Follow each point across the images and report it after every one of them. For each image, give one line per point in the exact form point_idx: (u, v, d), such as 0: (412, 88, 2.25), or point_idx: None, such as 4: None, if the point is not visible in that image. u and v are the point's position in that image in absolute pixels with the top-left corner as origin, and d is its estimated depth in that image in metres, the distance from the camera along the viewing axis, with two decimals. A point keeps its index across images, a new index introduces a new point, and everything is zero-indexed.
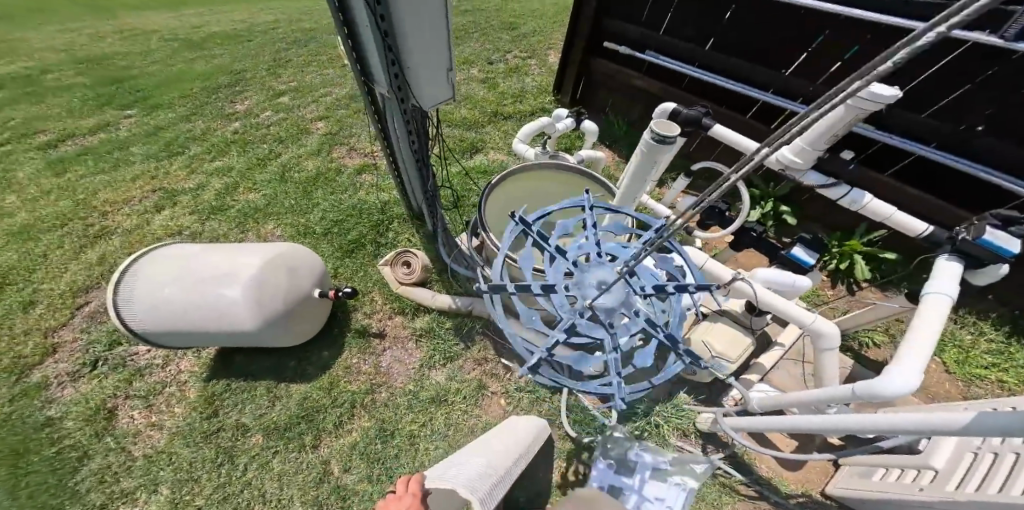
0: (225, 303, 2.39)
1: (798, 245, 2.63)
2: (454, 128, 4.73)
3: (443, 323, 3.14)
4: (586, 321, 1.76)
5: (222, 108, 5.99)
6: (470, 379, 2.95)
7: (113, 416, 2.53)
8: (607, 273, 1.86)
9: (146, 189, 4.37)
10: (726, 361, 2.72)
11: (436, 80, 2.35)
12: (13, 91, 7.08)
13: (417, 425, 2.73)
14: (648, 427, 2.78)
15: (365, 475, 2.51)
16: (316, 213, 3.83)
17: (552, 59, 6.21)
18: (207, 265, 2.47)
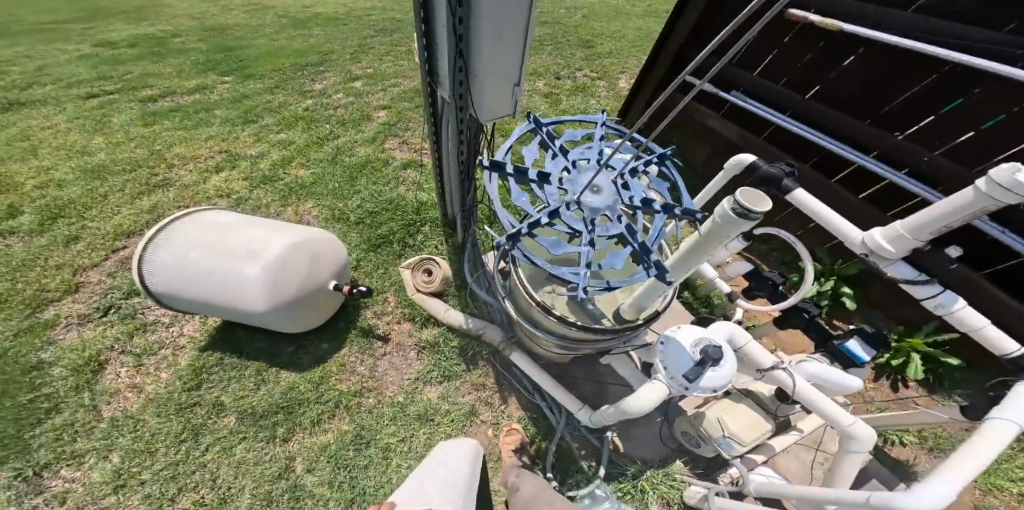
0: (241, 280, 2.35)
1: (855, 337, 2.27)
2: (507, 139, 4.65)
3: (449, 340, 3.00)
4: (569, 213, 1.94)
5: (302, 84, 6.30)
6: (463, 403, 2.79)
7: (100, 370, 2.85)
8: (601, 179, 2.03)
9: (214, 150, 4.64)
10: (735, 443, 2.25)
11: (501, 94, 2.21)
12: (145, 49, 8.08)
13: (396, 438, 2.67)
14: (631, 491, 2.48)
15: (326, 479, 2.53)
16: (355, 200, 3.86)
17: (623, 84, 5.99)
18: (235, 239, 2.45)
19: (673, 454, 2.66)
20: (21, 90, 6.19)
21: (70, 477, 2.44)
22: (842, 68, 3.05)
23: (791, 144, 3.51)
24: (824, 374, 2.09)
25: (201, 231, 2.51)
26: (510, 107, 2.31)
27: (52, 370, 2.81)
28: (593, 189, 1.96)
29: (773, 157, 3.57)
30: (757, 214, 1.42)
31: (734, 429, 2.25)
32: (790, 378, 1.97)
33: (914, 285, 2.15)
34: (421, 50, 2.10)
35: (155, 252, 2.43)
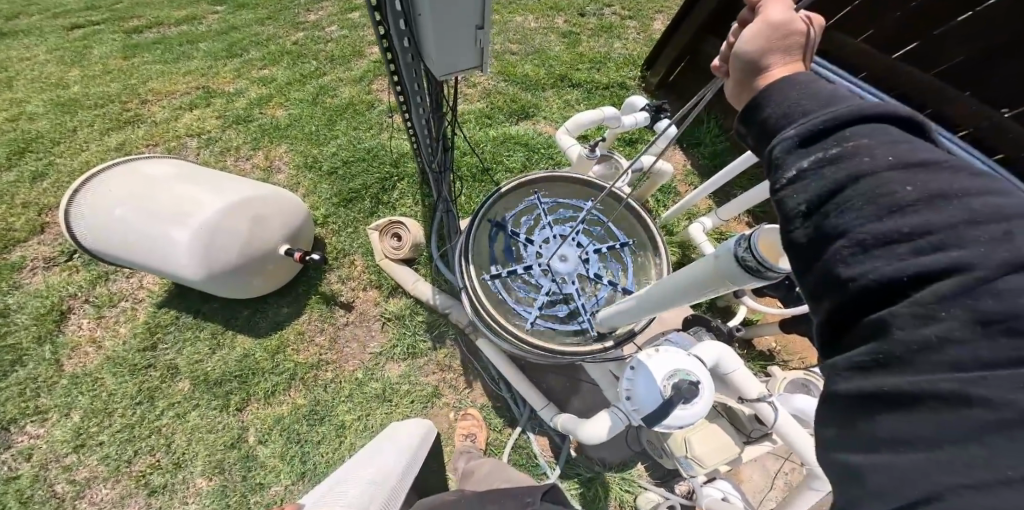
0: (173, 245, 2.11)
1: None
2: (510, 83, 4.03)
3: (416, 314, 2.71)
4: (538, 271, 2.15)
5: (296, 14, 5.64)
6: (425, 384, 2.54)
7: (63, 320, 2.59)
8: (571, 249, 2.18)
9: (191, 85, 4.21)
10: (694, 465, 1.90)
11: (460, 39, 1.63)
12: None
13: (352, 416, 2.45)
14: (588, 493, 2.25)
15: (277, 452, 2.35)
16: (329, 149, 3.45)
17: (656, 24, 5.11)
18: (167, 197, 2.15)
19: (635, 457, 2.35)
20: (8, 20, 5.84)
21: (35, 432, 2.30)
22: (953, 26, 2.25)
23: None
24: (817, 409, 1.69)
25: (126, 184, 2.20)
26: (474, 58, 1.73)
27: (18, 319, 2.57)
28: (562, 255, 2.14)
29: None
30: (775, 273, 0.96)
31: (699, 451, 1.87)
32: (773, 413, 1.60)
33: None
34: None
35: (81, 198, 2.18)
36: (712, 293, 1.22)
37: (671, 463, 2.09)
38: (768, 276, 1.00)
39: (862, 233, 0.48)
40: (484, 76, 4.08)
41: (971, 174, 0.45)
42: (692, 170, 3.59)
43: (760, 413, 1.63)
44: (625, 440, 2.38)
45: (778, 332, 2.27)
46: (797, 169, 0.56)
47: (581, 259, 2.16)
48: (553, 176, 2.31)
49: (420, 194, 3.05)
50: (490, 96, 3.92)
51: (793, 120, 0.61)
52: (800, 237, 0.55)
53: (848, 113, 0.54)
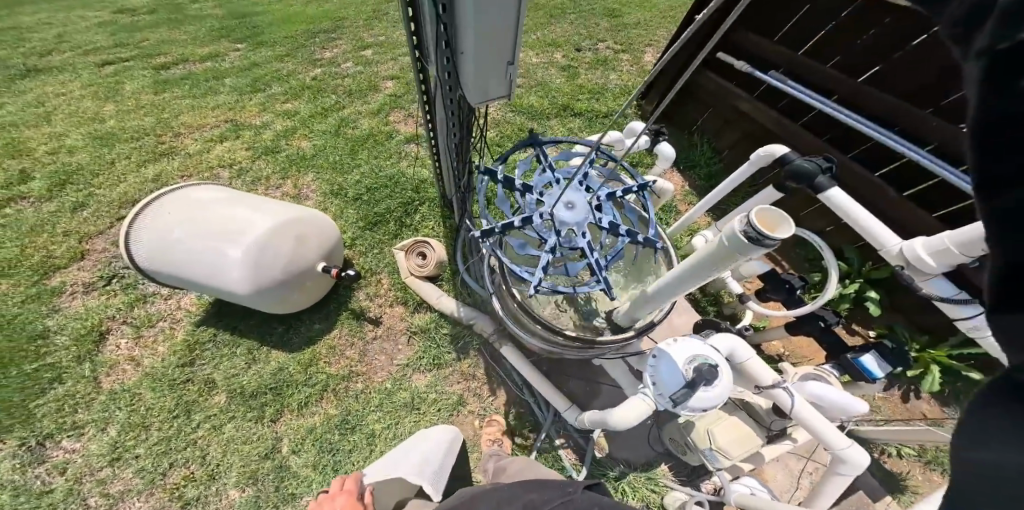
0: (225, 262, 2.32)
1: (871, 351, 2.02)
2: (518, 113, 4.37)
3: (441, 326, 2.90)
4: (542, 223, 1.96)
5: (312, 52, 6.04)
6: (451, 393, 2.70)
7: (101, 340, 2.73)
8: (577, 197, 2.01)
9: (220, 118, 4.52)
10: (719, 457, 2.08)
11: (492, 72, 1.93)
12: (161, 15, 7.83)
13: (381, 425, 2.59)
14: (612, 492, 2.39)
15: (311, 462, 2.47)
16: (353, 177, 3.71)
17: (648, 58, 5.55)
18: (220, 219, 2.37)
19: (659, 457, 2.52)
20: (41, 57, 6.19)
21: (71, 447, 2.39)
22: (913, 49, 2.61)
23: (834, 133, 3.15)
24: (827, 393, 1.91)
25: (181, 209, 2.43)
26: (504, 88, 2.02)
27: (57, 339, 2.70)
28: (568, 202, 1.99)
29: (809, 146, 3.22)
30: (773, 239, 1.21)
31: (721, 442, 2.05)
32: (789, 398, 1.79)
33: (950, 305, 1.85)
34: (407, 21, 1.94)
35: (140, 224, 2.39)
36: (724, 269, 1.42)
37: (694, 458, 2.25)
38: (768, 243, 1.25)
39: None
40: (492, 107, 4.43)
41: None
42: (690, 190, 3.89)
43: (778, 399, 1.82)
44: (649, 441, 2.55)
45: (783, 333, 2.48)
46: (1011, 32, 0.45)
47: (591, 205, 2.00)
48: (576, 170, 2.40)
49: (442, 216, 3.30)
50: (500, 126, 4.26)
51: None
52: None
53: None
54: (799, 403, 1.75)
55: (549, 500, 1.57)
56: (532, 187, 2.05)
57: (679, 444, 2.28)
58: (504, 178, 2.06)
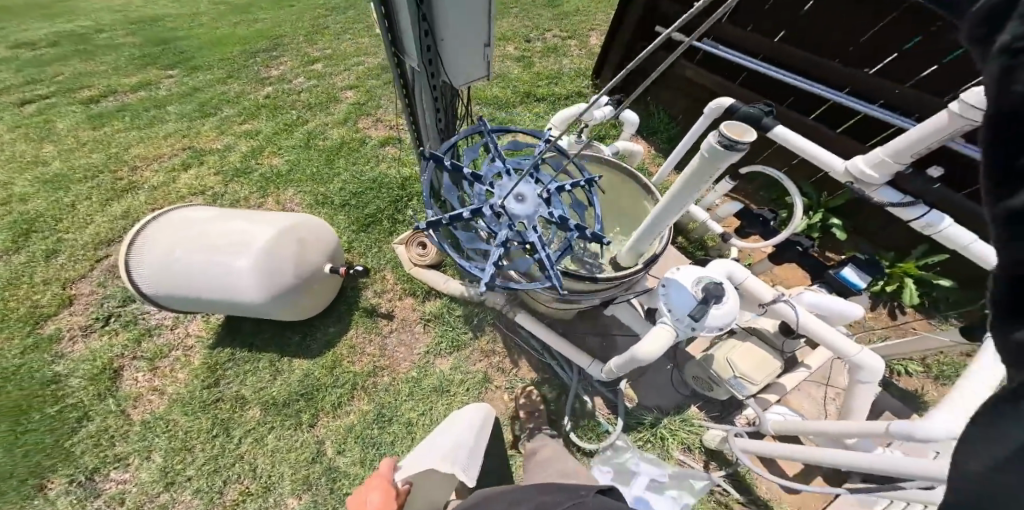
0: (235, 272, 2.36)
1: (849, 265, 2.35)
2: (484, 106, 4.55)
3: (453, 310, 3.05)
4: (491, 214, 1.96)
5: (256, 71, 5.89)
6: (475, 372, 2.84)
7: (117, 377, 2.68)
8: (528, 189, 2.03)
9: (176, 147, 4.38)
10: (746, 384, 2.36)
11: (471, 54, 2.10)
12: (65, 47, 7.14)
13: (416, 413, 2.69)
14: (650, 438, 2.61)
15: (358, 459, 2.53)
16: (334, 186, 3.75)
17: (594, 41, 5.86)
18: (215, 233, 2.40)
19: (687, 400, 2.77)
20: None
21: (122, 478, 2.37)
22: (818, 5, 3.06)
23: (768, 87, 3.56)
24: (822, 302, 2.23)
25: (175, 230, 2.43)
26: (483, 68, 2.19)
27: (71, 382, 2.63)
28: (518, 194, 2.02)
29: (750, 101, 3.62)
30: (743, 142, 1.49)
31: (743, 369, 2.39)
32: (792, 310, 2.08)
33: (899, 208, 2.19)
34: (378, 19, 1.95)
35: (139, 251, 2.37)
36: (707, 183, 1.67)
37: (721, 393, 2.55)
38: (738, 146, 1.53)
39: None
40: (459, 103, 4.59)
41: None
42: (657, 155, 4.21)
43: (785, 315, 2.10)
44: (676, 389, 2.81)
45: (771, 265, 2.81)
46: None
47: (541, 198, 2.02)
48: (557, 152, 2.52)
49: None
50: None
51: None
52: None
53: None
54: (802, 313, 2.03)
55: (561, 501, 1.46)
56: (481, 177, 2.05)
57: (704, 384, 2.58)
58: (453, 165, 2.05)
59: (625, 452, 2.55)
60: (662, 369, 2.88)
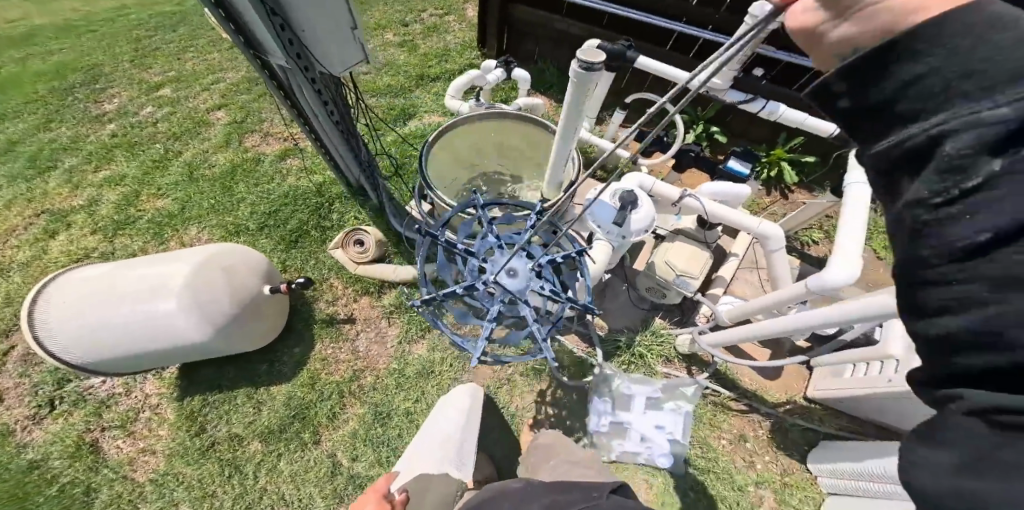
0: (160, 316, 2.29)
1: (734, 157, 2.84)
2: (380, 97, 4.51)
3: (409, 294, 3.17)
4: (483, 289, 2.00)
5: (82, 107, 4.40)
6: (452, 347, 3.00)
7: (98, 449, 2.54)
8: (519, 263, 2.05)
9: (29, 214, 3.68)
10: (689, 278, 2.64)
11: (339, 39, 1.98)
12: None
13: (411, 401, 2.81)
14: (631, 359, 2.86)
15: (374, 460, 2.62)
16: (247, 214, 3.57)
17: (470, 12, 5.92)
18: (117, 287, 2.31)
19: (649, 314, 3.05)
20: None
21: None
22: None
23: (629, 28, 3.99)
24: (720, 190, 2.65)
25: (76, 293, 2.32)
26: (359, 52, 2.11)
27: (53, 463, 2.48)
28: (511, 269, 2.03)
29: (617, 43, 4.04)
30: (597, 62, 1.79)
31: (681, 267, 2.64)
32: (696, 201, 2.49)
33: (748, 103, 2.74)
34: (223, 24, 1.81)
35: (44, 324, 2.25)
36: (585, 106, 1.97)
37: (671, 296, 2.83)
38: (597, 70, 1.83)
39: None
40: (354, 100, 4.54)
41: None
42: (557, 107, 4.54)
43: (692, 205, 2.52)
44: (637, 306, 3.09)
45: None
46: (988, 175, 0.40)
47: (532, 272, 2.02)
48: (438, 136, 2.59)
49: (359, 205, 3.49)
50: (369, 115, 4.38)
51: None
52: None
53: None
54: (705, 200, 2.45)
55: (574, 501, 1.32)
56: (474, 253, 2.08)
57: (658, 292, 2.82)
58: (444, 241, 2.07)
59: (612, 379, 2.69)
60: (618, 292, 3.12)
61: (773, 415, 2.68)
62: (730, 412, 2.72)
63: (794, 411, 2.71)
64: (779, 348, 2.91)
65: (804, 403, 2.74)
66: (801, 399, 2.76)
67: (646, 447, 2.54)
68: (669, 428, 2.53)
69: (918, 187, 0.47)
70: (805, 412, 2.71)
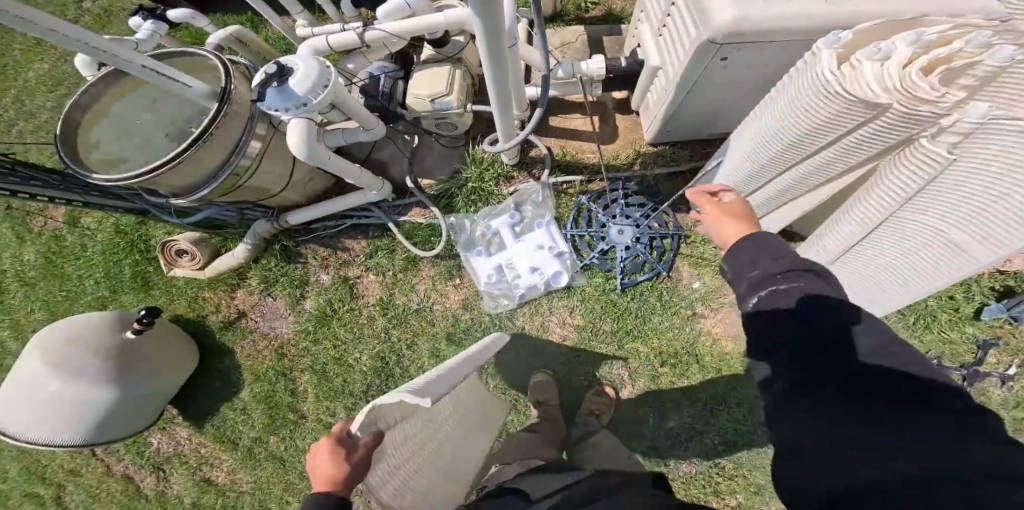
0: (78, 392, 1.92)
1: None
2: None
3: (263, 267, 2.44)
4: (600, 257, 2.08)
5: None
6: (332, 280, 2.40)
7: (165, 494, 2.35)
8: (624, 227, 2.07)
9: None
10: (446, 98, 1.89)
11: None
12: None
13: (338, 347, 2.32)
14: (475, 194, 2.24)
15: (350, 408, 2.25)
16: (31, 299, 2.56)
17: None
18: (24, 378, 1.95)
19: (465, 146, 2.30)
20: None
21: None
22: None
23: None
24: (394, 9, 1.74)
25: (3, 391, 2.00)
26: None
27: None
28: (618, 228, 2.08)
29: None
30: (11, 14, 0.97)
31: (427, 92, 1.89)
32: (377, 32, 1.74)
33: None
34: None
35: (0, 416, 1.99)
36: (78, 33, 1.14)
37: (466, 123, 2.10)
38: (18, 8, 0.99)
39: (776, 309, 0.71)
40: None
41: (803, 285, 0.72)
42: None
43: (384, 39, 1.79)
44: (455, 149, 2.31)
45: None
46: (747, 285, 0.82)
47: (639, 234, 2.05)
48: (90, 156, 1.63)
49: (110, 224, 2.60)
50: None
51: (752, 259, 0.84)
52: (773, 302, 0.73)
53: (783, 247, 0.82)
54: (385, 26, 1.71)
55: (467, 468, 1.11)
56: (590, 218, 2.13)
57: (449, 127, 2.11)
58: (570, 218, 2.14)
59: (465, 220, 2.27)
60: (426, 145, 2.33)
61: (633, 180, 2.10)
62: (599, 200, 2.13)
63: (651, 163, 2.08)
64: (602, 108, 2.19)
65: (650, 148, 2.09)
66: (647, 145, 2.10)
67: (538, 274, 2.14)
68: (549, 244, 2.15)
69: (741, 294, 0.82)
70: (658, 155, 2.08)
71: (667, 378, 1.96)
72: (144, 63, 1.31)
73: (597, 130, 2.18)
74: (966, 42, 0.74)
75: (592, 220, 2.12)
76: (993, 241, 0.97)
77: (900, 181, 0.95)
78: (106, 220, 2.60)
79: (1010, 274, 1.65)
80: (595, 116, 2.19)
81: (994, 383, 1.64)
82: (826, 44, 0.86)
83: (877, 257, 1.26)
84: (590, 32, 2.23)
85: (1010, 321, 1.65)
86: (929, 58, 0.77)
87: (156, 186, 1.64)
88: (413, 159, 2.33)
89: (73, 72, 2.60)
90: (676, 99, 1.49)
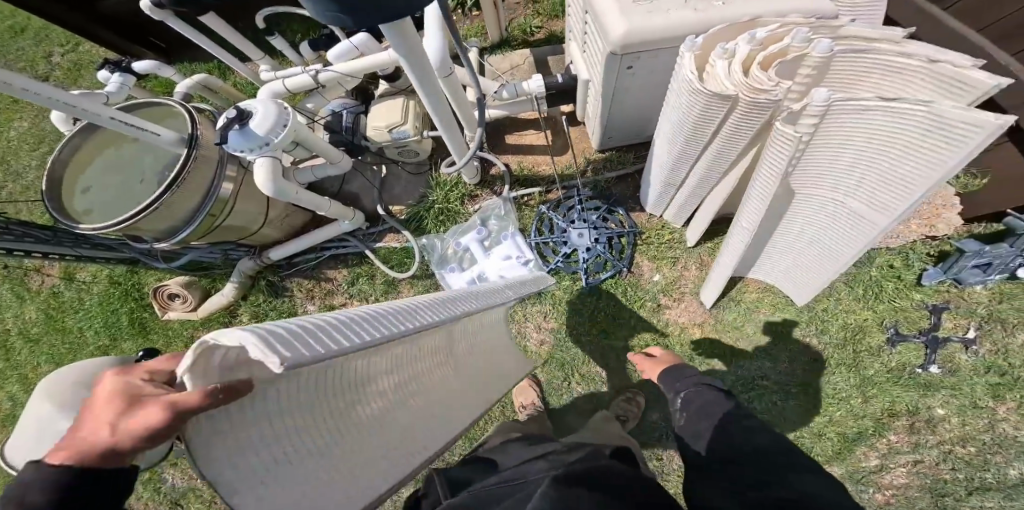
0: None
1: None
2: None
3: (252, 303, 2.57)
4: (564, 262, 2.15)
5: None
6: (319, 309, 2.52)
7: None
8: (585, 231, 2.14)
9: None
10: (402, 128, 2.03)
11: None
12: None
13: None
14: (442, 215, 2.35)
15: None
16: (38, 353, 2.72)
17: None
18: None
19: (428, 169, 2.44)
20: None
21: None
22: None
23: None
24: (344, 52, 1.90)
25: None
26: None
27: None
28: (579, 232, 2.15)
29: None
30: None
31: (384, 124, 2.03)
32: (329, 73, 1.90)
33: None
34: None
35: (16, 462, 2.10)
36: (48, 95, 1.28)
37: (426, 149, 2.24)
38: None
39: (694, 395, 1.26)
40: None
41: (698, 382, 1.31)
42: None
43: (337, 79, 1.94)
44: (421, 174, 2.45)
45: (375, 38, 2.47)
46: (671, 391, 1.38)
47: (599, 236, 2.12)
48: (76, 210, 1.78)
49: (109, 274, 2.77)
50: None
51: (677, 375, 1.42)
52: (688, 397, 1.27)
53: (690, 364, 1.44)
54: (337, 70, 1.86)
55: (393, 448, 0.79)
56: (553, 226, 2.21)
57: (411, 154, 2.25)
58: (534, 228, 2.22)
59: (436, 240, 2.37)
60: (394, 174, 2.47)
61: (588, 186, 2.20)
62: (559, 207, 2.22)
63: (602, 168, 2.19)
64: (552, 122, 2.33)
65: (600, 154, 2.21)
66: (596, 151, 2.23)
67: None
68: (516, 255, 2.23)
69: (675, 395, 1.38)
70: (607, 160, 2.20)
71: (641, 373, 1.99)
72: (111, 115, 1.46)
73: (549, 143, 2.31)
74: (793, 37, 0.87)
75: (554, 227, 2.20)
76: (879, 209, 1.05)
77: (775, 159, 1.00)
78: (104, 272, 2.77)
79: (942, 240, 1.80)
80: (547, 130, 2.33)
81: (959, 347, 1.70)
82: (687, 49, 0.96)
83: (799, 233, 1.34)
84: (535, 53, 2.38)
85: (954, 284, 1.75)
86: (766, 54, 0.90)
87: (139, 232, 1.79)
88: (383, 187, 2.47)
89: (52, 129, 2.85)
90: (604, 108, 1.59)
